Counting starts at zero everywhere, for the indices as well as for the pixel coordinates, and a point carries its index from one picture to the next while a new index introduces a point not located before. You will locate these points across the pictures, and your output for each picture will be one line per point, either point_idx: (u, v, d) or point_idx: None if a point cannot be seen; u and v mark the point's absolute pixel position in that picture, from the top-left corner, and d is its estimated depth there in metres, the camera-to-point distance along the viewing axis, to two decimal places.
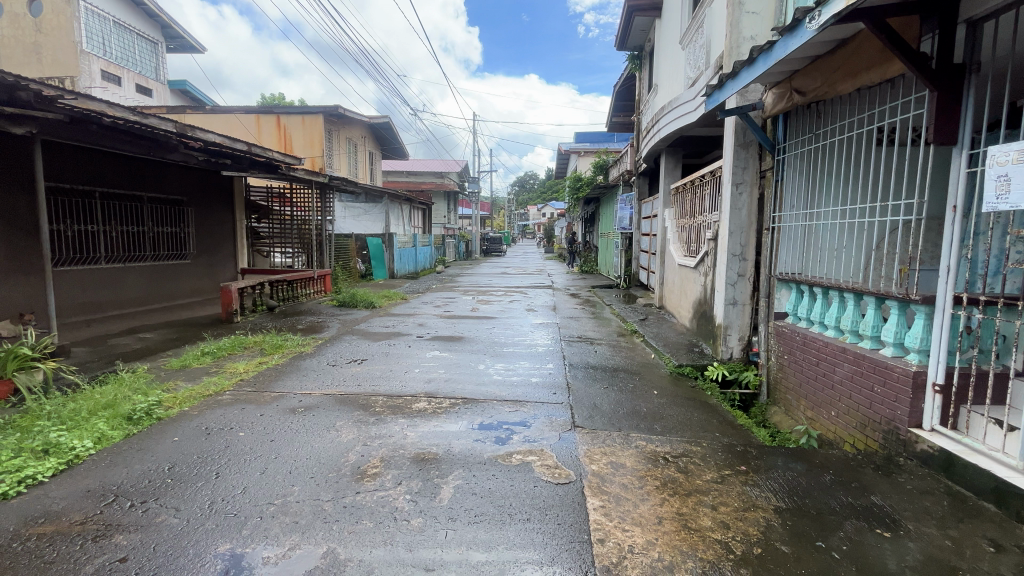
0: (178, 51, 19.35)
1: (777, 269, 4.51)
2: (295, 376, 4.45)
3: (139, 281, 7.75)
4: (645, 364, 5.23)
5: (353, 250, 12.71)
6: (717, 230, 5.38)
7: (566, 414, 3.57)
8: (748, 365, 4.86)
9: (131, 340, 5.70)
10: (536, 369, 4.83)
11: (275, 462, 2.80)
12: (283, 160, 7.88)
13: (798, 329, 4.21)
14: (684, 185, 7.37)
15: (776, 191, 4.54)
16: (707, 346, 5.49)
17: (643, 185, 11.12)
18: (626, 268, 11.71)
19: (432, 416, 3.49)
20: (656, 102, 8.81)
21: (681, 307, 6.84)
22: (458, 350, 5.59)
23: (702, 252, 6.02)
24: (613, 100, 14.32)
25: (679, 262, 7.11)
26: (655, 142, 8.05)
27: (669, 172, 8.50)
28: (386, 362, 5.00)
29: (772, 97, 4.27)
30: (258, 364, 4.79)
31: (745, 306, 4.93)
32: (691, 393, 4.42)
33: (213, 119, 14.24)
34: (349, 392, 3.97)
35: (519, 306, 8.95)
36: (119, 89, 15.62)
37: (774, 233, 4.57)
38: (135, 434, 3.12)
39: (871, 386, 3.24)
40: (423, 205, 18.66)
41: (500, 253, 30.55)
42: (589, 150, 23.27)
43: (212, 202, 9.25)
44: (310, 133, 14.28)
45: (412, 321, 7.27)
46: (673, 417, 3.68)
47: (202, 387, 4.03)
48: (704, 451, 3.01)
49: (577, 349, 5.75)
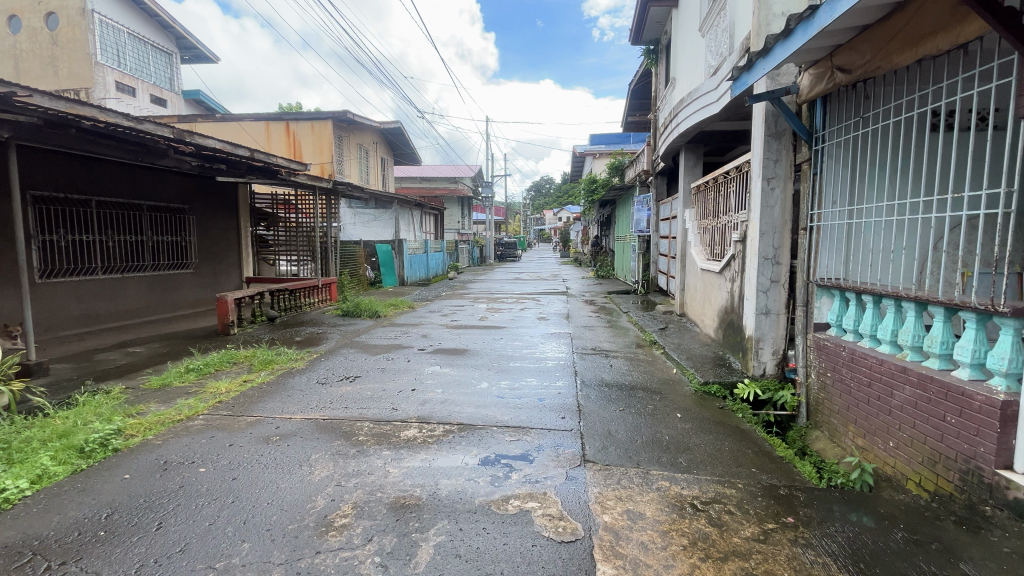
0: (193, 61, 19.48)
1: (817, 274, 3.97)
2: (279, 396, 4.05)
3: (138, 291, 7.54)
4: (666, 381, 4.70)
5: (362, 257, 12.43)
6: (745, 231, 4.83)
7: (576, 445, 3.10)
8: (784, 383, 4.30)
9: (118, 355, 5.42)
10: (544, 387, 4.35)
11: (230, 508, 2.39)
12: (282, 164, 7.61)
13: (844, 343, 3.66)
14: (705, 184, 6.82)
15: (815, 185, 4.00)
16: (736, 360, 4.93)
17: (661, 185, 10.54)
18: (644, 272, 11.15)
19: (421, 447, 3.04)
20: (674, 96, 8.27)
21: (705, 316, 6.28)
22: (461, 365, 5.14)
23: (727, 256, 5.48)
24: (628, 98, 13.79)
25: (701, 266, 6.57)
26: (673, 137, 7.50)
27: (689, 170, 7.86)
28: (380, 379, 4.58)
29: (808, 78, 3.77)
30: (242, 383, 4.41)
31: (780, 316, 4.35)
32: (720, 416, 3.89)
33: (222, 127, 14.18)
34: (333, 417, 3.55)
35: (530, 315, 8.47)
36: (133, 100, 15.70)
37: (814, 233, 4.02)
38: (83, 470, 2.75)
39: (942, 415, 2.70)
40: (435, 210, 18.36)
41: (515, 258, 30.14)
42: (604, 151, 22.70)
43: (215, 210, 9.03)
44: (319, 139, 14.11)
45: (416, 332, 6.86)
46: (700, 448, 3.17)
47: (174, 410, 3.66)
48: (740, 496, 2.51)
49: (590, 364, 5.25)
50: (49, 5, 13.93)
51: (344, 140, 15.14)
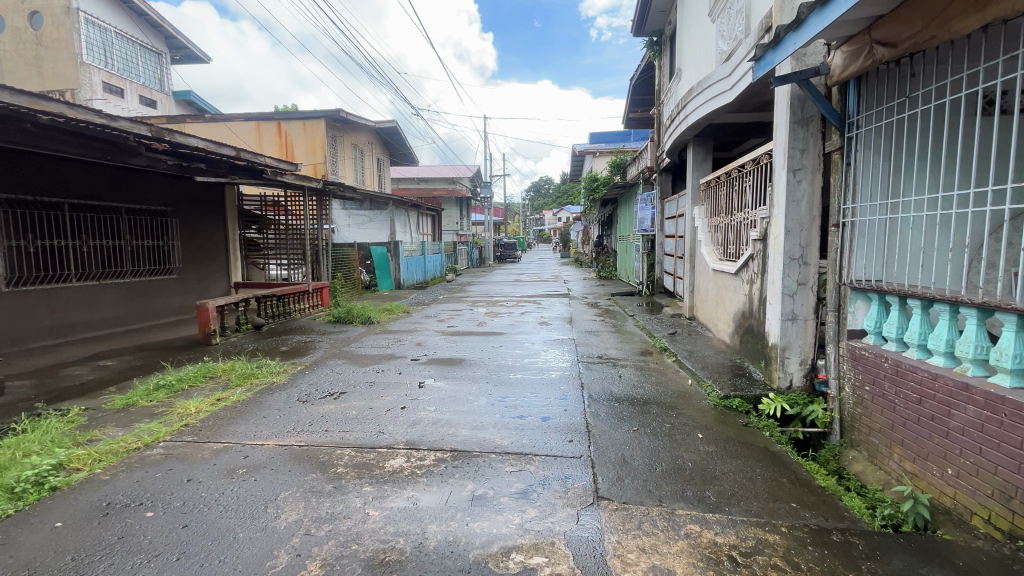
0: (184, 62, 19.07)
1: (852, 276, 3.55)
2: (253, 418, 3.63)
3: (117, 299, 7.13)
4: (681, 394, 4.28)
5: (356, 260, 12.02)
6: (766, 229, 4.40)
7: (586, 477, 2.68)
8: (813, 397, 3.89)
9: (85, 369, 4.99)
10: (548, 403, 3.93)
11: (171, 569, 1.97)
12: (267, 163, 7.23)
13: (886, 353, 3.26)
14: (716, 179, 6.41)
15: (848, 177, 3.59)
16: (756, 370, 4.51)
17: (665, 183, 10.13)
18: (649, 273, 10.75)
19: (408, 482, 2.63)
20: (680, 88, 7.87)
21: (719, 320, 5.87)
22: (457, 377, 4.72)
23: (744, 256, 5.07)
24: (629, 94, 13.40)
25: (713, 266, 6.16)
26: (681, 131, 7.09)
27: (697, 165, 7.43)
28: (367, 395, 4.16)
29: (843, 57, 3.35)
30: (215, 401, 3.98)
31: (808, 322, 3.92)
32: (746, 436, 3.48)
33: (212, 128, 13.77)
34: (310, 444, 3.14)
35: (531, 319, 8.06)
36: (122, 101, 15.29)
37: (847, 229, 3.60)
38: (8, 517, 2.33)
39: (1018, 441, 2.29)
40: (432, 211, 17.95)
41: (515, 259, 29.74)
42: (603, 150, 22.30)
43: (200, 212, 8.62)
44: (312, 139, 13.70)
45: (410, 340, 6.45)
46: (729, 478, 2.76)
47: (131, 436, 3.24)
48: (787, 546, 2.10)
49: (597, 375, 4.83)
50: (33, 4, 13.53)
51: (338, 139, 14.74)
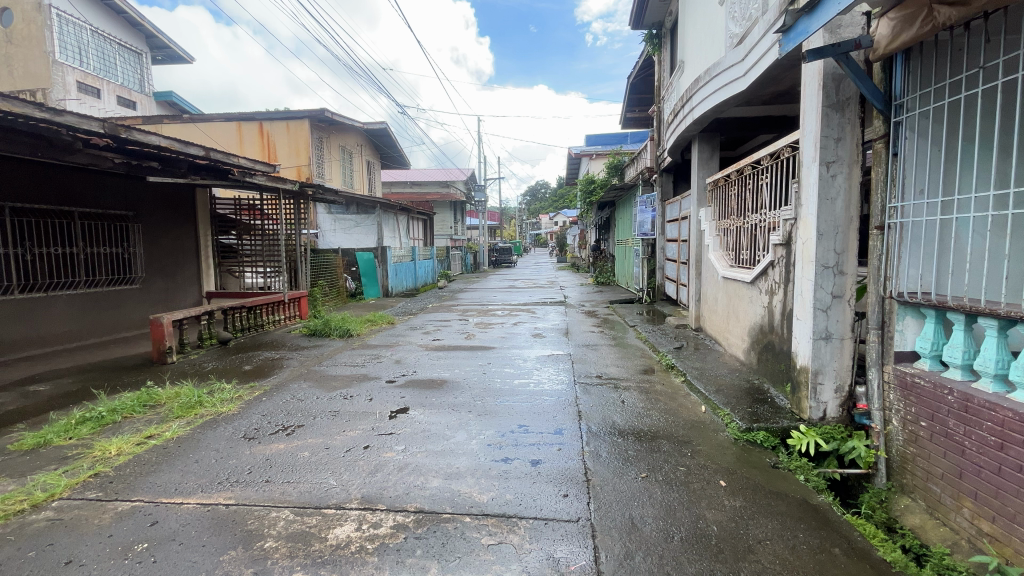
0: (166, 62, 18.47)
1: (901, 289, 2.97)
2: (183, 463, 3.00)
3: (68, 312, 6.48)
4: (696, 425, 3.66)
5: (341, 267, 11.38)
6: (790, 232, 3.80)
7: (584, 555, 2.07)
8: (853, 431, 3.28)
9: (10, 396, 4.34)
10: (540, 438, 3.32)
11: None
12: (234, 162, 6.63)
13: (949, 382, 2.68)
14: (726, 178, 5.83)
15: (893, 169, 3.01)
16: (780, 395, 3.90)
17: (666, 184, 9.56)
18: (650, 280, 10.17)
19: (354, 565, 2.01)
20: (684, 82, 7.30)
21: (732, 334, 5.26)
22: (436, 404, 4.09)
23: (761, 264, 4.48)
24: (627, 92, 12.87)
25: (724, 274, 5.58)
26: (687, 125, 6.51)
27: (704, 163, 6.83)
28: (327, 429, 3.54)
29: (892, 25, 2.77)
30: (143, 440, 3.34)
31: (845, 341, 3.32)
32: (777, 482, 2.87)
33: (191, 129, 13.14)
34: (242, 503, 2.52)
35: (524, 331, 7.45)
36: (98, 102, 14.62)
37: (894, 231, 3.01)
38: None
39: None
40: (424, 215, 17.35)
41: (511, 264, 29.13)
42: (600, 152, 21.79)
43: (166, 217, 7.99)
44: (295, 140, 13.09)
45: (388, 357, 5.81)
46: (767, 551, 2.16)
47: (21, 492, 2.61)
48: None
49: (597, 399, 4.20)
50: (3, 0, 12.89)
51: (324, 140, 14.12)
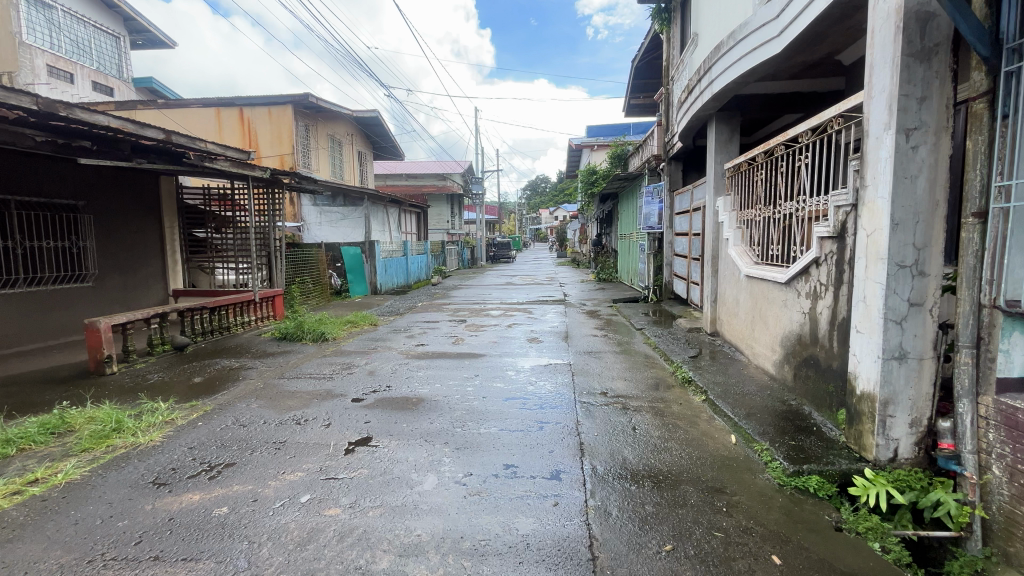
0: (146, 47, 17.59)
1: (1011, 297, 2.21)
2: (56, 527, 2.26)
3: (4, 314, 5.73)
4: (728, 464, 2.92)
5: (324, 262, 10.62)
6: (845, 223, 3.04)
7: None
8: (935, 478, 2.53)
9: None
10: (531, 487, 2.58)
11: None
12: (189, 144, 5.86)
13: None
14: (749, 161, 5.04)
15: (1001, 136, 2.25)
16: (830, 423, 3.16)
17: (675, 173, 8.79)
18: (656, 277, 9.44)
19: None
20: (697, 55, 6.51)
21: (759, 342, 4.50)
22: (405, 432, 3.35)
23: (799, 261, 3.72)
24: (631, 77, 12.06)
25: (747, 272, 4.83)
26: (704, 101, 5.70)
27: (723, 146, 6.03)
28: (263, 471, 2.80)
29: None
30: (21, 488, 2.60)
31: (923, 362, 2.57)
32: (847, 557, 2.12)
33: (166, 114, 12.33)
34: None
35: (520, 334, 6.71)
36: (71, 88, 13.83)
37: (999, 219, 2.26)
38: None
39: None
40: (417, 208, 16.59)
41: (509, 259, 28.41)
42: (602, 143, 21.01)
43: (123, 207, 7.23)
44: (277, 127, 12.28)
45: (361, 367, 5.05)
46: None
47: None
48: None
49: (603, 425, 3.45)
50: None
51: (310, 128, 13.30)
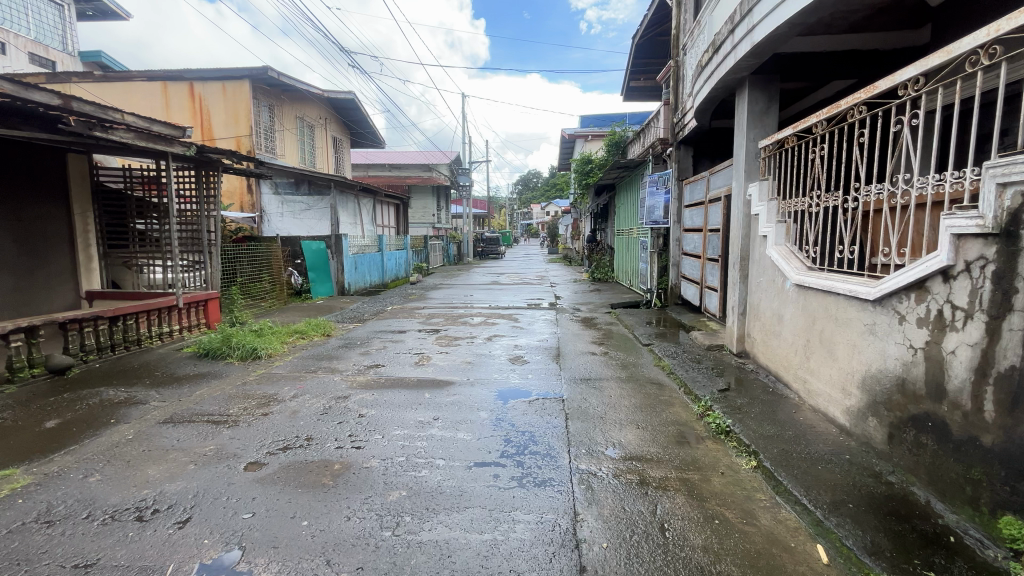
0: (98, 19, 15.95)
1: None
2: None
3: None
4: None
5: (282, 259, 9.28)
6: (1020, 213, 1.86)
7: None
8: None
9: None
10: None
11: None
12: (93, 112, 4.64)
13: None
14: (799, 135, 3.84)
15: None
16: (983, 536, 1.96)
17: (685, 159, 7.63)
18: (661, 279, 8.26)
19: None
20: (718, 13, 5.26)
21: (818, 378, 3.33)
22: (304, 538, 2.11)
23: (903, 270, 2.51)
24: (632, 56, 10.85)
25: (796, 280, 3.63)
26: (737, 61, 4.43)
27: (755, 120, 4.75)
28: None
29: None
30: None
31: None
32: None
33: (105, 88, 10.87)
34: None
35: (501, 351, 5.47)
36: (3, 59, 12.20)
37: None
38: None
39: None
40: (396, 199, 15.30)
41: (498, 255, 27.16)
42: (597, 134, 19.85)
43: (10, 188, 5.87)
44: (233, 105, 10.86)
45: (285, 405, 3.77)
46: None
47: None
48: None
49: (616, 525, 2.22)
50: None
51: (274, 108, 11.91)
